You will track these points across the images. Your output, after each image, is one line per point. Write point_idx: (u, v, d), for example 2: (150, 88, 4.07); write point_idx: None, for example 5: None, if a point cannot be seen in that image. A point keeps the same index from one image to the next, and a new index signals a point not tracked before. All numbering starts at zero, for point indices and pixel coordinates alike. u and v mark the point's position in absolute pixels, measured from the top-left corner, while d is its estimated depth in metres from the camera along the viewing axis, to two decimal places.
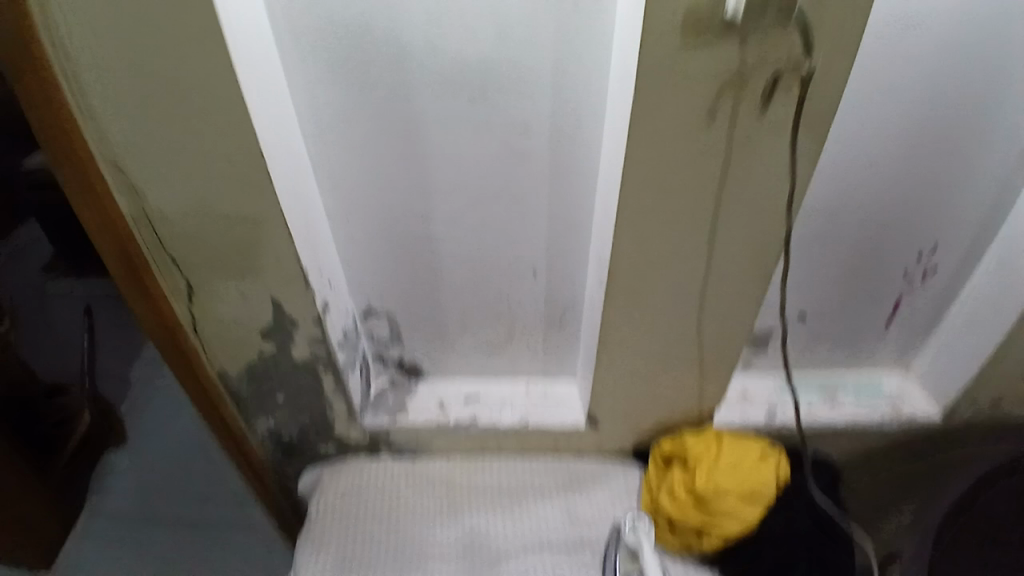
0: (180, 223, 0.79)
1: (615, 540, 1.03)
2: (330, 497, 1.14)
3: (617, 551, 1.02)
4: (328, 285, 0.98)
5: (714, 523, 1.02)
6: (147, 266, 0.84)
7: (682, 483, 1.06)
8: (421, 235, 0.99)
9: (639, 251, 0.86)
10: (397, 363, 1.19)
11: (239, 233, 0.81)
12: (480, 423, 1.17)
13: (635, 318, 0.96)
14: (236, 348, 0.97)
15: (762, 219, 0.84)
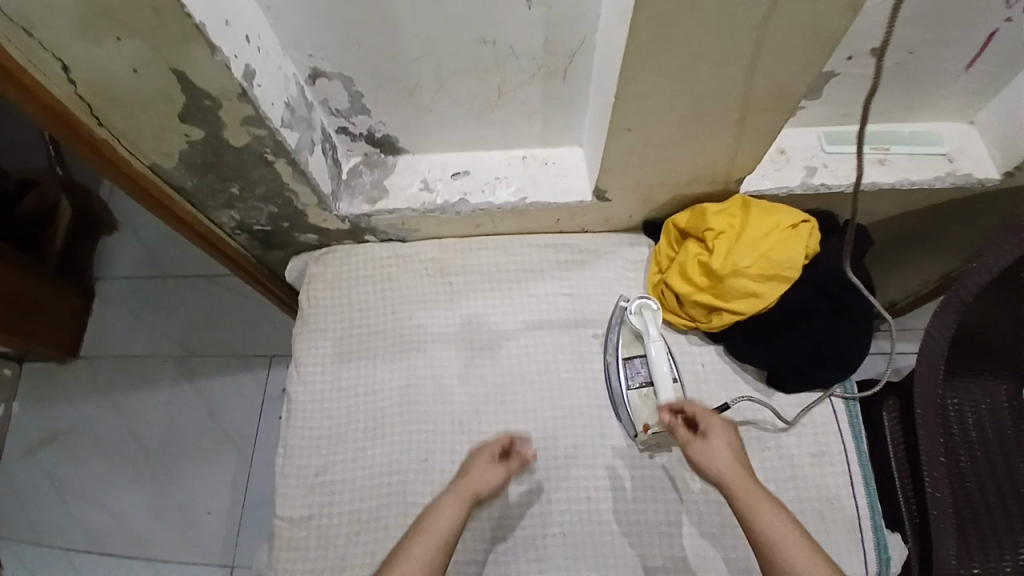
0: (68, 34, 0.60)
1: (621, 356, 0.93)
2: (307, 390, 0.94)
3: (625, 372, 0.91)
4: (287, 99, 0.79)
5: (745, 277, 0.86)
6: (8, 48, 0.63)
7: (697, 248, 0.90)
8: (393, 71, 0.81)
9: (656, 92, 0.70)
10: (376, 209, 0.95)
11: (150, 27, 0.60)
12: (478, 302, 0.98)
13: (670, 116, 0.74)
14: (157, 135, 0.77)
15: (808, 58, 0.66)
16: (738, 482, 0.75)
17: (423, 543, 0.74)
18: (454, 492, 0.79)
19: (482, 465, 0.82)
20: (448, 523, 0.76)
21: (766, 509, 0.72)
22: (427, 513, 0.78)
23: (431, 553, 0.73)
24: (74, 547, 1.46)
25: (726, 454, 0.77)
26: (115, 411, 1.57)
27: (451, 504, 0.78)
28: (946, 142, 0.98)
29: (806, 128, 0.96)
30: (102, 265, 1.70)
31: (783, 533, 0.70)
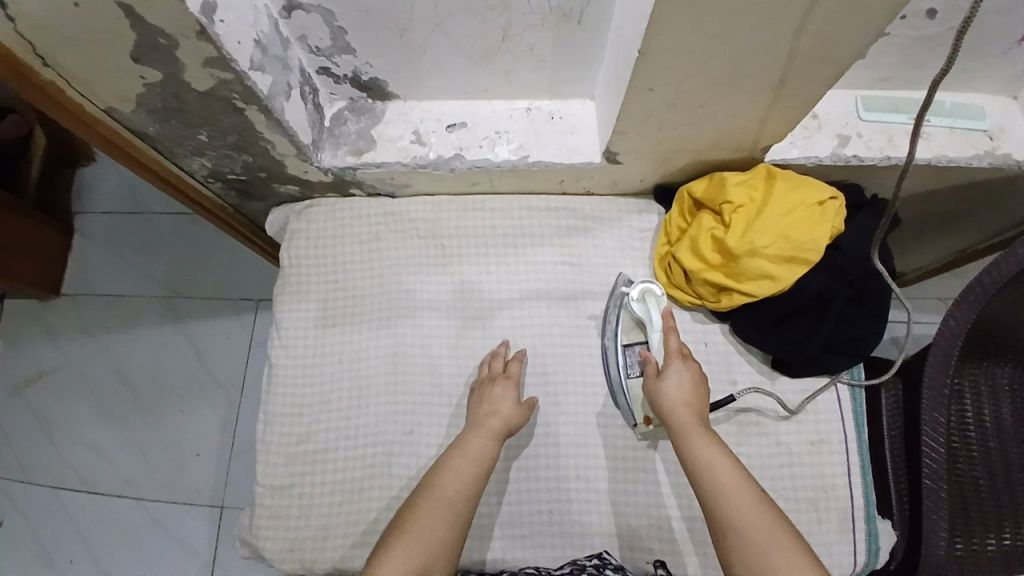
0: None
1: (620, 341, 0.88)
2: (289, 355, 0.90)
3: (624, 360, 0.87)
4: (257, 36, 0.68)
5: (761, 257, 0.79)
6: None
7: (712, 222, 0.83)
8: (381, 5, 0.69)
9: (686, 50, 0.61)
10: (363, 163, 0.86)
11: None
12: (471, 267, 0.92)
13: (694, 80, 0.66)
14: (112, 80, 0.67)
15: (870, 16, 0.56)
16: (682, 417, 0.75)
17: (466, 463, 0.75)
18: (481, 422, 0.79)
19: (505, 400, 0.81)
20: (486, 450, 0.77)
21: (703, 444, 0.72)
22: (460, 441, 0.78)
23: (473, 477, 0.74)
24: (66, 485, 1.46)
25: (678, 391, 0.77)
26: (101, 352, 1.53)
27: (483, 437, 0.78)
28: (989, 117, 0.89)
29: (845, 90, 0.85)
30: (79, 198, 1.61)
31: (712, 465, 0.71)
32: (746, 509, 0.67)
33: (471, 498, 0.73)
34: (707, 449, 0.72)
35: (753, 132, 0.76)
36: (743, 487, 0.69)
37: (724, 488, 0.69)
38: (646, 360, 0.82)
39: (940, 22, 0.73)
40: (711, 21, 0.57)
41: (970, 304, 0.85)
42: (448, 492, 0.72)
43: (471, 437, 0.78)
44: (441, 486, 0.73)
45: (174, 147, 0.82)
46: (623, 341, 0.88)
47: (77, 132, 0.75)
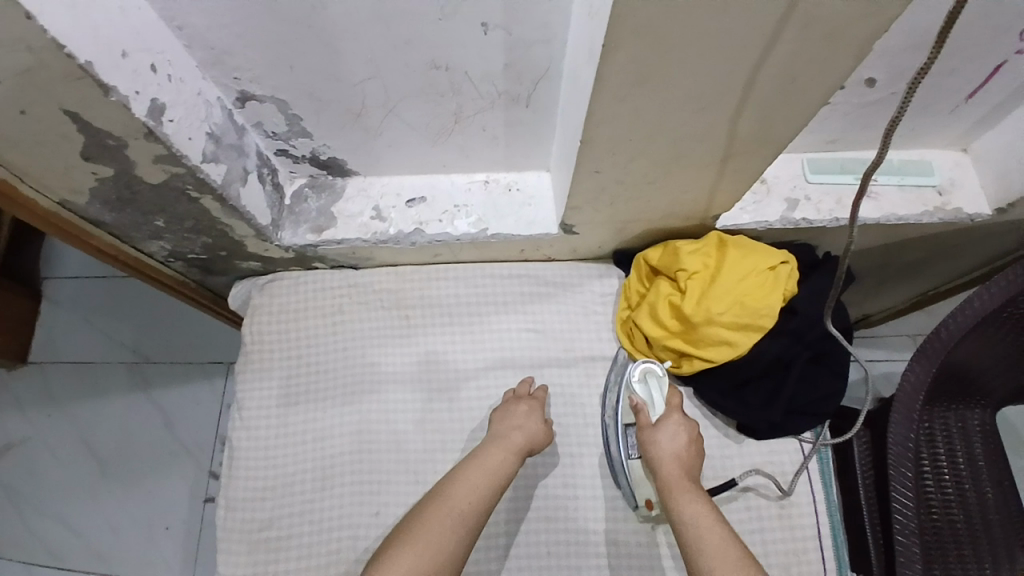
0: None
1: (621, 420, 0.86)
2: (252, 436, 0.89)
3: (626, 441, 0.85)
4: (210, 128, 0.69)
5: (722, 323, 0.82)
6: None
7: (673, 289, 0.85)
8: (334, 92, 0.70)
9: (629, 136, 0.63)
10: (324, 240, 0.87)
11: (36, 80, 0.51)
12: (436, 337, 0.92)
13: (638, 163, 0.68)
14: (64, 177, 0.67)
15: (799, 102, 0.59)
16: (670, 474, 0.76)
17: (480, 474, 0.75)
18: (501, 436, 0.79)
19: (530, 416, 0.82)
20: (508, 460, 0.77)
21: (688, 503, 0.72)
22: (477, 453, 0.78)
23: (488, 481, 0.75)
24: (30, 564, 1.40)
25: (670, 444, 0.78)
26: (68, 421, 1.49)
27: (504, 451, 0.77)
28: (937, 172, 0.92)
29: (792, 154, 0.88)
30: (47, 263, 1.58)
31: (702, 524, 0.70)
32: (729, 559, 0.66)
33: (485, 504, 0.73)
34: (696, 512, 0.71)
35: (702, 204, 0.79)
36: (737, 562, 0.66)
37: (712, 554, 0.67)
38: (638, 409, 0.82)
39: (872, 95, 0.76)
40: (648, 113, 0.59)
41: (931, 356, 0.87)
42: (461, 505, 0.71)
43: (492, 446, 0.78)
44: (454, 497, 0.72)
45: (131, 232, 0.81)
46: (625, 420, 0.86)
47: (29, 223, 0.74)
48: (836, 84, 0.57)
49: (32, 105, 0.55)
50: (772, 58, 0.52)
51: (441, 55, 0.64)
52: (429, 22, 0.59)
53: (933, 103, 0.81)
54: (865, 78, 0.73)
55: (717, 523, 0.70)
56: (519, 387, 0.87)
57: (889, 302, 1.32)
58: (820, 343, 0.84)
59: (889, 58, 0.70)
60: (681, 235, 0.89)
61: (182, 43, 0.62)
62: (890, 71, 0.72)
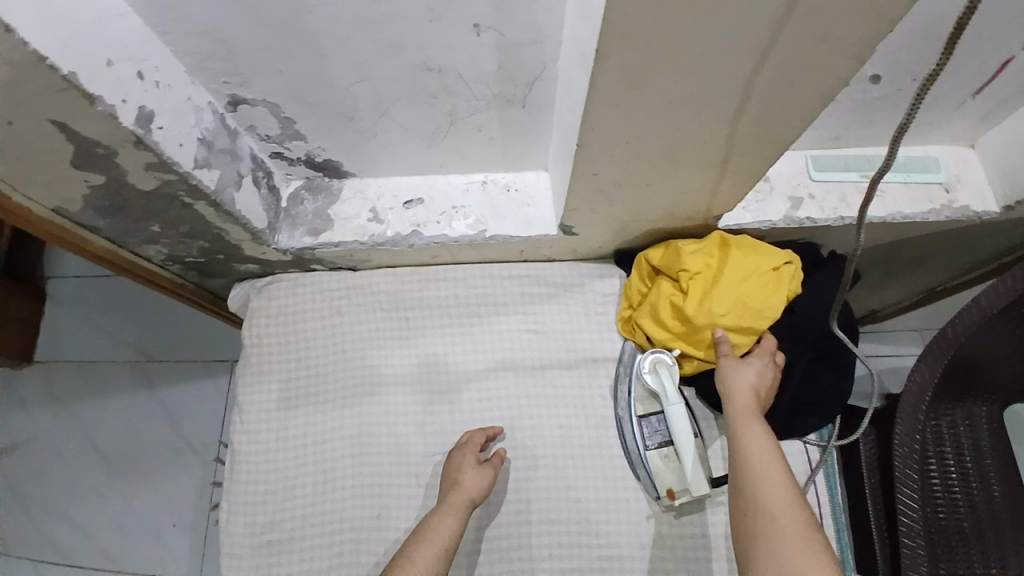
0: None
1: (634, 412, 0.86)
2: (253, 440, 0.89)
3: (641, 432, 0.86)
4: (201, 134, 0.68)
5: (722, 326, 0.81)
6: None
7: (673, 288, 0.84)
8: (325, 96, 0.69)
9: (625, 138, 0.61)
10: (320, 243, 0.86)
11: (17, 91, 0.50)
12: (435, 339, 0.92)
13: (637, 165, 0.67)
14: (55, 186, 0.67)
15: (800, 103, 0.57)
16: (744, 407, 0.76)
17: (429, 552, 0.73)
18: (447, 502, 0.78)
19: (475, 473, 0.80)
20: (452, 528, 0.76)
21: (755, 435, 0.73)
22: (425, 526, 0.76)
23: (436, 558, 0.73)
24: (42, 560, 1.42)
25: (756, 378, 0.78)
26: (74, 421, 1.50)
27: (448, 517, 0.76)
28: (945, 168, 0.90)
29: (796, 151, 0.86)
30: (49, 264, 1.59)
31: (765, 457, 0.71)
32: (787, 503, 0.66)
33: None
34: (760, 445, 0.72)
35: (704, 204, 0.77)
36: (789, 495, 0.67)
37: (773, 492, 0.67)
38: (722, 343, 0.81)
39: (879, 90, 0.74)
40: (646, 116, 0.58)
41: (935, 356, 0.86)
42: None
43: (439, 516, 0.77)
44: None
45: (126, 237, 0.81)
46: (638, 412, 0.87)
47: (25, 229, 0.73)
48: (839, 84, 0.55)
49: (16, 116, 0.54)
50: (771, 59, 0.50)
51: (434, 57, 0.63)
52: (419, 24, 0.58)
53: (942, 98, 0.79)
54: (871, 73, 0.71)
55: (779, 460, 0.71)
56: (472, 437, 0.85)
57: (896, 297, 1.30)
58: (824, 344, 0.83)
59: (896, 52, 0.68)
60: (682, 235, 0.87)
61: (170, 48, 0.60)
62: (897, 66, 0.70)
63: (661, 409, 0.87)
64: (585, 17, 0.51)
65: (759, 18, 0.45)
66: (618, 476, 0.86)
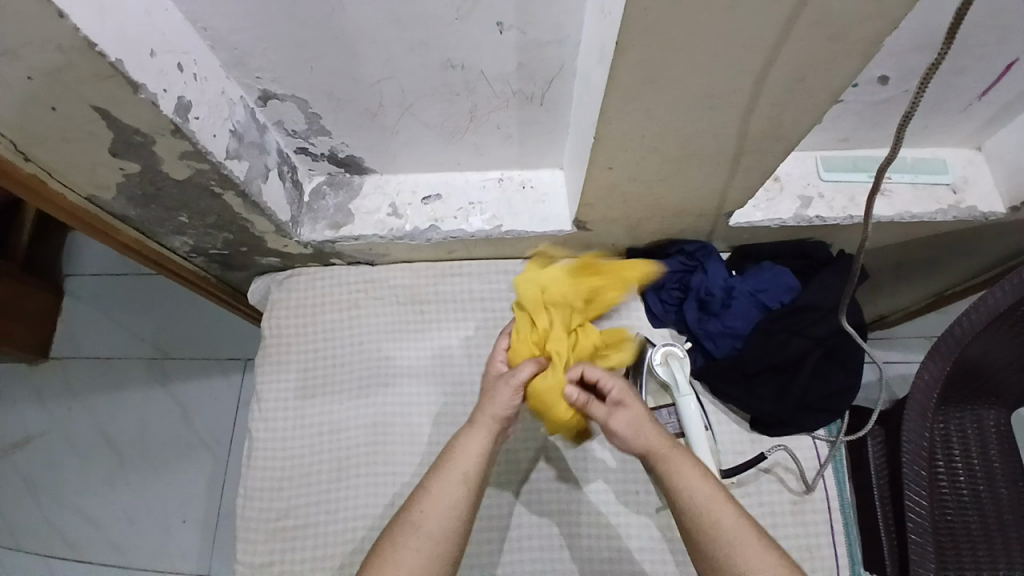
0: None
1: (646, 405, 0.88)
2: (270, 428, 0.90)
3: None
4: (233, 126, 0.71)
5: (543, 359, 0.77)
6: None
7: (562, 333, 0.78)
8: (351, 92, 0.71)
9: (642, 133, 0.63)
10: (341, 236, 0.88)
11: (66, 78, 0.53)
12: (450, 332, 0.94)
13: (651, 160, 0.69)
14: (92, 173, 0.70)
15: (809, 100, 0.60)
16: (655, 444, 0.68)
17: (449, 479, 0.68)
18: (474, 423, 0.72)
19: (501, 389, 0.73)
20: (480, 451, 0.70)
21: (683, 469, 0.66)
22: (451, 448, 0.70)
23: (457, 487, 0.68)
24: (54, 552, 1.43)
25: (629, 422, 0.70)
26: (89, 415, 1.52)
27: (479, 433, 0.71)
28: (952, 170, 0.92)
29: (806, 152, 0.88)
30: (70, 262, 1.62)
31: (699, 494, 0.64)
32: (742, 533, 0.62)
33: (460, 515, 0.67)
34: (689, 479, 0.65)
35: (716, 201, 0.79)
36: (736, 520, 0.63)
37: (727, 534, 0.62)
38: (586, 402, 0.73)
39: (887, 92, 0.76)
40: (662, 111, 0.60)
41: (944, 355, 0.86)
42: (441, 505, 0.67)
43: (465, 438, 0.71)
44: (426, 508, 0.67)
45: (154, 227, 0.84)
46: (650, 404, 0.88)
47: (59, 216, 0.77)
48: (847, 82, 0.58)
49: (61, 102, 0.57)
50: (783, 55, 0.52)
51: (457, 54, 0.66)
52: (444, 21, 0.61)
53: (948, 101, 0.81)
54: (878, 75, 0.74)
55: (718, 496, 0.64)
56: (492, 370, 0.80)
57: (904, 302, 1.31)
58: (833, 340, 0.84)
59: (903, 54, 0.70)
60: (694, 233, 0.89)
61: (207, 43, 0.63)
62: (904, 68, 0.72)
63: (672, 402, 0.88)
64: (606, 13, 0.53)
65: (772, 14, 0.47)
66: (629, 468, 0.87)
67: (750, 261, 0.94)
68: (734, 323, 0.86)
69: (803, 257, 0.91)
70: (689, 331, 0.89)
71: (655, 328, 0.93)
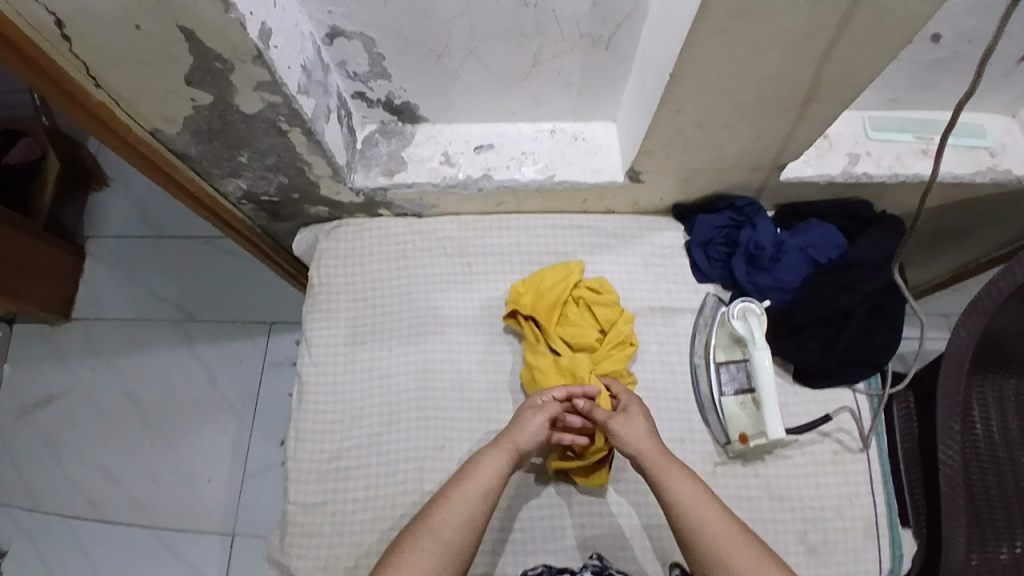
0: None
1: (713, 359, 0.89)
2: (320, 372, 0.92)
3: (719, 377, 0.88)
4: (303, 62, 0.71)
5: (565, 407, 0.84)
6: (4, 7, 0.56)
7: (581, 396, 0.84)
8: (420, 31, 0.71)
9: (716, 71, 0.64)
10: (394, 183, 0.89)
11: None
12: (499, 284, 0.95)
13: (718, 105, 0.70)
14: (161, 103, 0.70)
15: (885, 41, 0.60)
16: (652, 454, 0.74)
17: (468, 492, 0.71)
18: (497, 444, 0.76)
19: (528, 422, 0.77)
20: (498, 470, 0.73)
21: (681, 480, 0.71)
22: (471, 462, 0.74)
23: (477, 499, 0.71)
24: (74, 510, 1.42)
25: (635, 431, 0.76)
26: (112, 375, 1.51)
27: (498, 456, 0.74)
28: (992, 134, 0.94)
29: (855, 112, 0.89)
30: (92, 222, 1.60)
31: (696, 502, 0.69)
32: (722, 528, 0.68)
33: (477, 527, 0.69)
34: (691, 491, 0.70)
35: (771, 152, 0.81)
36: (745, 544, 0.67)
37: (713, 534, 0.67)
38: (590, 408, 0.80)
39: (945, 49, 0.77)
40: (743, 47, 0.60)
41: (981, 314, 0.84)
42: (464, 512, 0.69)
43: (486, 458, 0.74)
44: (440, 518, 0.69)
45: (209, 166, 0.84)
46: (717, 358, 0.89)
47: (120, 150, 0.76)
48: (922, 24, 0.58)
49: (149, 22, 0.57)
50: None
51: None
52: None
53: (998, 62, 0.82)
54: (937, 31, 0.74)
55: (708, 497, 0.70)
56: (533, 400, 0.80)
57: (931, 274, 1.32)
58: (878, 294, 0.86)
59: (963, 11, 0.71)
60: (744, 188, 0.91)
61: None
62: (965, 24, 0.73)
63: (743, 357, 0.89)
64: None
65: None
66: (673, 417, 0.89)
67: (795, 220, 0.96)
68: (784, 276, 0.88)
69: (848, 215, 0.93)
70: (736, 286, 0.92)
71: (700, 284, 0.94)
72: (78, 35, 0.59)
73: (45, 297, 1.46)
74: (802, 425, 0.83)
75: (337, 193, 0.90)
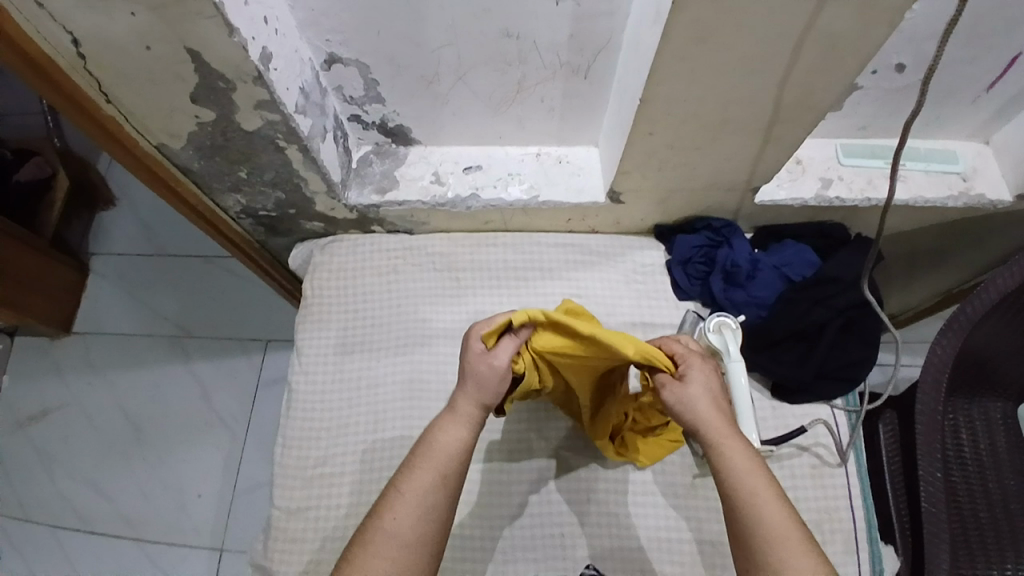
0: (88, 21, 0.59)
1: None
2: (309, 380, 0.94)
3: None
4: (301, 83, 0.76)
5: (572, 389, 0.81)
6: (23, 25, 0.61)
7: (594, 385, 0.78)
8: (412, 57, 0.77)
9: (683, 96, 0.69)
10: (386, 200, 0.93)
11: (167, 17, 0.58)
12: (485, 297, 0.98)
13: (688, 127, 0.74)
14: (167, 118, 0.75)
15: (839, 69, 0.65)
16: (719, 425, 0.70)
17: (422, 476, 0.68)
18: (453, 410, 0.72)
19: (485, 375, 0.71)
20: (458, 441, 0.70)
21: (747, 461, 0.67)
22: (429, 438, 0.71)
23: (430, 483, 0.68)
24: (63, 524, 1.42)
25: (704, 396, 0.72)
26: (107, 389, 1.53)
27: (459, 428, 0.71)
28: (962, 160, 0.98)
29: (826, 138, 0.94)
30: (98, 240, 1.65)
31: (759, 490, 0.65)
32: (779, 524, 0.63)
33: (433, 513, 0.67)
34: (755, 475, 0.66)
35: (743, 174, 0.85)
36: (800, 548, 0.62)
37: (772, 528, 0.63)
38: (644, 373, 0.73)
39: (906, 80, 0.82)
40: (706, 74, 0.65)
41: (957, 330, 0.84)
42: (421, 499, 0.67)
43: (445, 429, 0.71)
44: (393, 514, 0.67)
45: (211, 180, 0.88)
46: None
47: (126, 164, 0.81)
48: (873, 51, 0.63)
49: (159, 43, 0.62)
50: (818, 22, 0.58)
51: (516, 23, 0.71)
52: None
53: (959, 92, 0.87)
54: (896, 62, 0.79)
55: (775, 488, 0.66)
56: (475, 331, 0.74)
57: (915, 299, 1.35)
58: (851, 311, 0.89)
59: (920, 43, 0.76)
60: (720, 210, 0.95)
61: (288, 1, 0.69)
62: (922, 56, 0.78)
63: None
64: None
65: None
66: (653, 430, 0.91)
67: (772, 240, 1.00)
68: (759, 293, 0.91)
69: (822, 236, 0.97)
70: (714, 301, 0.94)
71: (681, 301, 0.97)
72: (91, 53, 0.64)
73: (48, 311, 1.50)
74: (779, 438, 0.84)
75: (331, 208, 0.95)
